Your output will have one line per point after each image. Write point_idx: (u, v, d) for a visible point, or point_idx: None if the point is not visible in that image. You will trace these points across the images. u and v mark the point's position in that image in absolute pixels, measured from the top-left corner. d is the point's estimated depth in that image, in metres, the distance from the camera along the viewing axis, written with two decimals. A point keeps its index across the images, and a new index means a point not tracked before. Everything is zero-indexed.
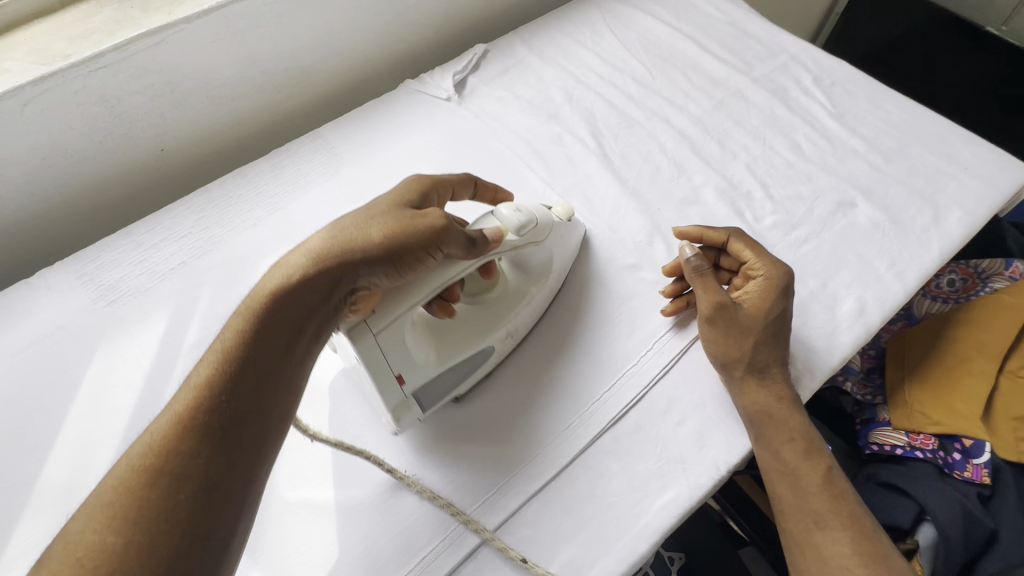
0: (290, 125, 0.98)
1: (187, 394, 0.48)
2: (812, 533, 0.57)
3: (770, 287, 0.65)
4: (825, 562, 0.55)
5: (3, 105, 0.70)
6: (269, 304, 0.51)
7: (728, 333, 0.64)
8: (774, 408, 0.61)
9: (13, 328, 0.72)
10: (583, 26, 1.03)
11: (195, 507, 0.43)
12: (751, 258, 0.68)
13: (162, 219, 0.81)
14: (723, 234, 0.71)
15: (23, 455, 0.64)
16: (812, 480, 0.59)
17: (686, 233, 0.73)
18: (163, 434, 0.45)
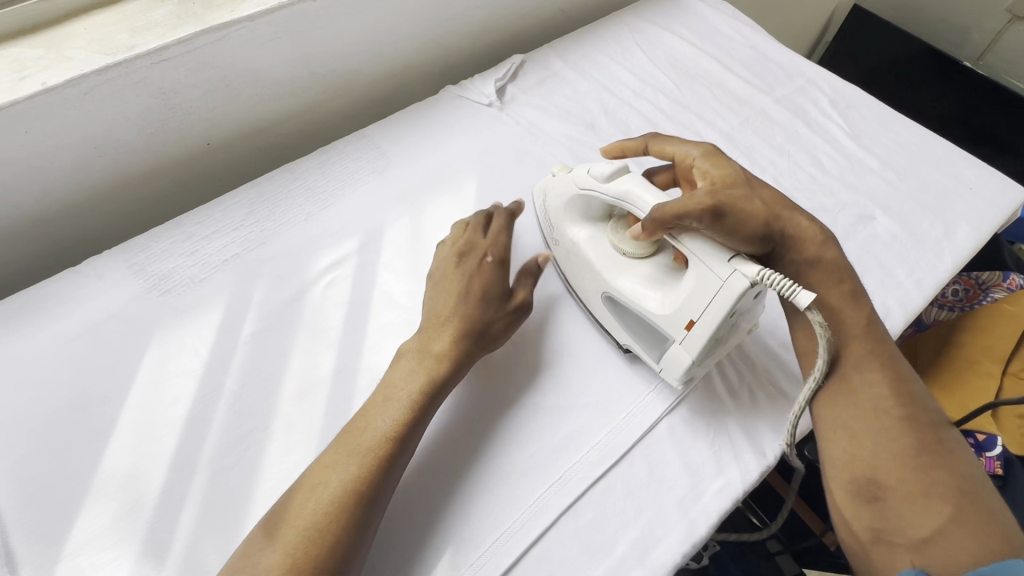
0: (331, 124, 1.00)
1: (356, 440, 0.59)
2: (850, 374, 0.61)
3: (711, 153, 0.70)
4: (859, 399, 0.59)
5: (66, 92, 0.70)
6: (428, 374, 0.64)
7: (735, 223, 0.62)
8: (819, 257, 0.67)
9: (63, 316, 0.71)
10: (614, 42, 1.08)
11: (353, 533, 0.54)
12: (674, 150, 0.73)
13: (213, 210, 0.82)
14: (637, 143, 0.77)
15: (82, 443, 0.64)
16: (855, 323, 0.64)
17: (610, 150, 0.78)
18: (337, 478, 0.56)
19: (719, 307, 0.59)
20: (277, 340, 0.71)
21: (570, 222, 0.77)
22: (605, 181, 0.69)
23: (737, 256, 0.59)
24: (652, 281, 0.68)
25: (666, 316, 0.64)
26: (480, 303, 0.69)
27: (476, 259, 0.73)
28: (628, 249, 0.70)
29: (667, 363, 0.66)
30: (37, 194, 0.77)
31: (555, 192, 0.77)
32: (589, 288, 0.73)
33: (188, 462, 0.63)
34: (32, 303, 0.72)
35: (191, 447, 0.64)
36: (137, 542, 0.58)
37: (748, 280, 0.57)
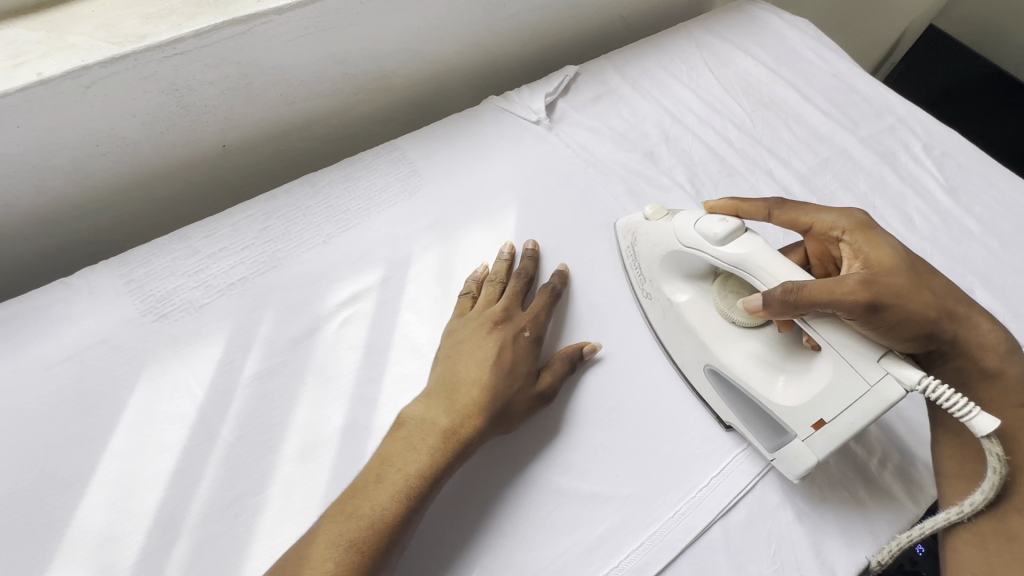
0: (360, 129, 0.90)
1: (348, 518, 0.51)
2: (1018, 499, 0.54)
3: (865, 226, 0.58)
4: (1018, 534, 0.53)
5: (64, 85, 0.61)
6: (437, 447, 0.55)
7: (893, 319, 0.53)
8: (973, 347, 0.58)
9: (48, 336, 0.64)
10: (679, 58, 0.96)
11: None
12: (814, 219, 0.61)
13: (223, 224, 0.74)
14: (759, 205, 0.64)
15: (54, 491, 0.56)
16: (1006, 414, 0.57)
17: (718, 208, 0.65)
18: (321, 564, 0.49)
19: (863, 415, 0.51)
20: (281, 384, 0.63)
21: (667, 281, 0.67)
22: (718, 243, 0.58)
23: (888, 355, 0.51)
24: (769, 361, 0.59)
25: (791, 410, 0.55)
26: (506, 384, 0.60)
27: (510, 328, 0.64)
28: (737, 317, 0.62)
29: (780, 457, 0.58)
30: (30, 193, 0.69)
31: (653, 238, 0.67)
32: (687, 354, 0.65)
33: (169, 526, 0.55)
34: (15, 319, 0.65)
35: (175, 508, 0.56)
36: None
37: (903, 389, 0.50)
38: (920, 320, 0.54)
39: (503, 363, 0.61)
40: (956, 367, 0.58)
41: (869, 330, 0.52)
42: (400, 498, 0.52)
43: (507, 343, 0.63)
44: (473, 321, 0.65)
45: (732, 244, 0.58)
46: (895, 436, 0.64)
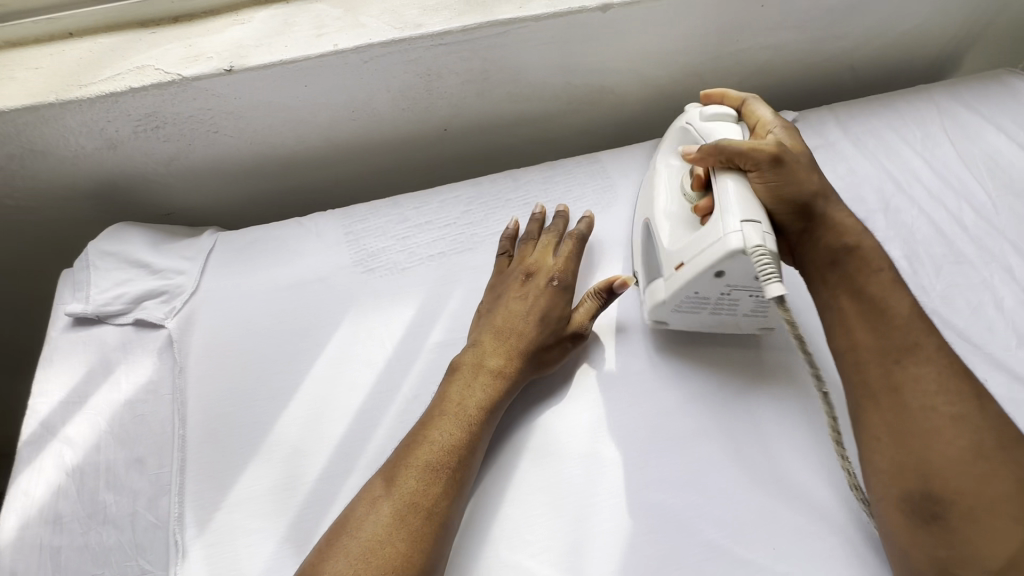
0: (561, 137, 0.94)
1: (424, 449, 0.56)
2: (892, 370, 0.54)
3: (793, 130, 0.67)
4: (907, 409, 0.52)
5: (350, 57, 0.71)
6: (494, 384, 0.61)
7: (786, 178, 0.61)
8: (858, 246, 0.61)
9: (281, 265, 0.75)
10: (914, 122, 0.88)
11: (437, 544, 0.52)
12: (767, 117, 0.68)
13: (432, 199, 0.81)
14: (740, 98, 0.71)
15: (263, 398, 0.65)
16: (897, 314, 0.56)
17: (709, 94, 0.73)
18: (410, 486, 0.54)
19: (709, 257, 0.58)
20: None
21: (666, 156, 0.74)
22: (704, 120, 0.68)
23: (752, 221, 0.57)
24: (678, 219, 0.66)
25: (669, 254, 0.63)
26: (535, 331, 0.64)
27: (542, 279, 0.68)
28: (687, 192, 0.67)
29: (648, 293, 0.66)
30: (290, 141, 0.81)
31: (670, 130, 0.75)
32: (640, 214, 0.74)
33: (347, 457, 0.61)
34: (260, 244, 0.77)
35: (355, 443, 0.62)
36: (284, 521, 0.58)
37: (743, 245, 0.56)
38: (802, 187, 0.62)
39: (535, 312, 0.65)
40: (824, 248, 0.62)
41: (767, 186, 0.61)
42: (464, 431, 0.58)
43: (534, 293, 0.67)
44: (510, 278, 0.69)
45: (716, 122, 0.68)
46: None
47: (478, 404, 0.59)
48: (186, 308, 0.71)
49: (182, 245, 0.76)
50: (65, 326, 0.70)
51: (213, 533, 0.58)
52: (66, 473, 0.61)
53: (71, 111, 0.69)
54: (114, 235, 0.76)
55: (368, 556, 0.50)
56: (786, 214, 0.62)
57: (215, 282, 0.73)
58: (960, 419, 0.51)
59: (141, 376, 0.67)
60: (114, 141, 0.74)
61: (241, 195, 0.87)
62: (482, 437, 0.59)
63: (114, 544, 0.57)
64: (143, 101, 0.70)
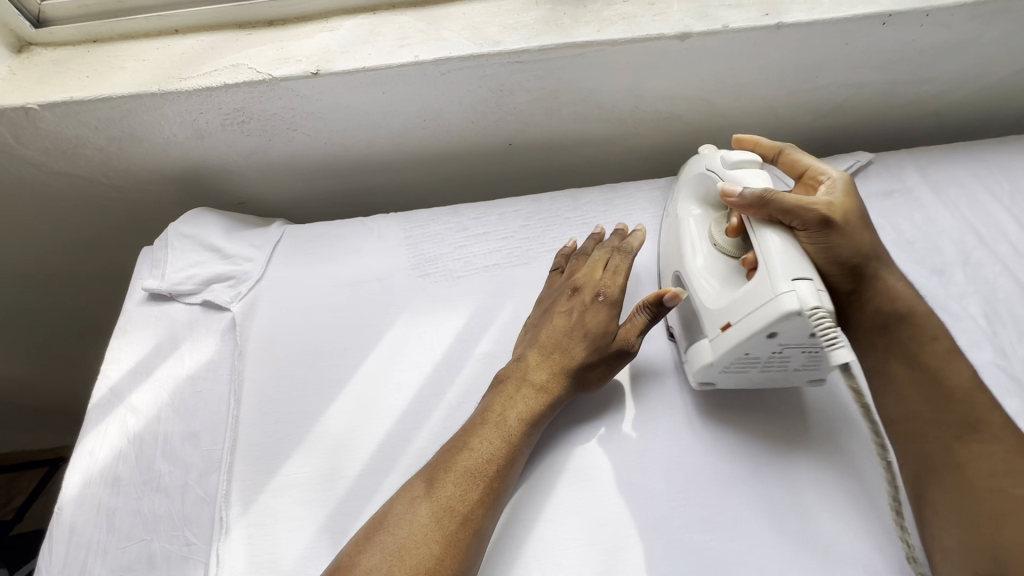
0: (624, 159, 0.93)
1: (463, 458, 0.56)
2: (954, 446, 0.53)
3: (845, 181, 0.63)
4: (974, 490, 0.51)
5: (429, 69, 0.73)
6: (533, 399, 0.61)
7: (839, 240, 0.58)
8: (909, 313, 0.58)
9: (342, 261, 0.77)
10: (1003, 174, 0.83)
11: (469, 556, 0.52)
12: (811, 166, 0.65)
13: (491, 211, 0.82)
14: (774, 145, 0.69)
15: (314, 388, 0.67)
16: (955, 384, 0.55)
17: (741, 139, 0.71)
18: (446, 493, 0.54)
19: (760, 319, 0.53)
20: None
21: (687, 202, 0.71)
22: (729, 167, 0.65)
23: (804, 280, 0.53)
24: (722, 273, 0.62)
25: (713, 313, 0.59)
26: (576, 347, 0.63)
27: (586, 296, 0.66)
28: (720, 241, 0.64)
29: (692, 356, 0.62)
30: (362, 144, 0.84)
31: (686, 171, 0.73)
32: (668, 264, 0.70)
33: (388, 456, 0.62)
34: (324, 240, 0.80)
35: (397, 442, 0.63)
36: (323, 512, 0.59)
37: (798, 306, 0.51)
38: (855, 248, 0.58)
39: (577, 328, 0.64)
40: (876, 312, 0.59)
41: (817, 245, 0.58)
42: (503, 443, 0.57)
43: (578, 309, 0.66)
44: (556, 294, 0.68)
45: (741, 170, 0.64)
46: None
47: (517, 416, 0.59)
48: (251, 294, 0.75)
49: (254, 234, 0.80)
50: (141, 300, 0.75)
51: (255, 514, 0.59)
52: (127, 439, 0.64)
53: (170, 101, 0.73)
54: (191, 219, 0.81)
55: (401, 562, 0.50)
56: (836, 275, 0.59)
57: (279, 272, 0.76)
58: None
59: (203, 354, 0.70)
60: (203, 131, 0.78)
61: (310, 191, 0.91)
62: (520, 451, 0.58)
63: (164, 512, 0.60)
64: (235, 97, 0.74)
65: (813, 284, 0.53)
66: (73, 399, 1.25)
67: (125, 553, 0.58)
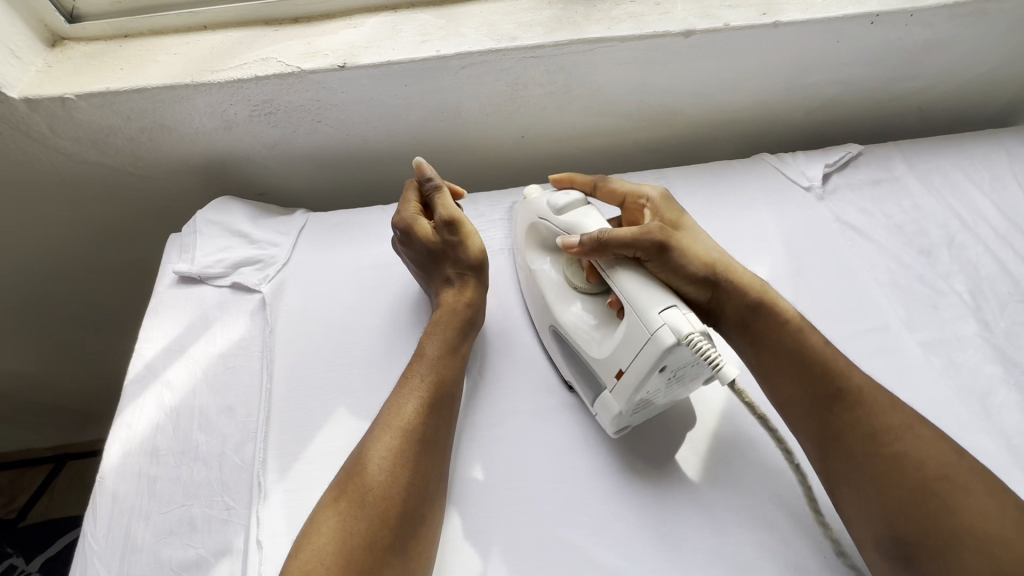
0: (629, 152, 0.98)
1: (404, 391, 0.62)
2: (831, 420, 0.58)
3: (664, 197, 0.71)
4: (858, 460, 0.55)
5: (450, 63, 0.78)
6: (439, 326, 0.67)
7: (677, 262, 0.61)
8: (759, 305, 0.63)
9: (367, 246, 0.81)
10: (983, 164, 0.89)
11: (428, 472, 0.58)
12: (635, 189, 0.72)
13: (506, 200, 0.87)
14: (590, 179, 0.76)
15: (343, 363, 0.71)
16: (819, 362, 0.60)
17: (559, 179, 0.76)
18: (399, 419, 0.59)
19: (646, 359, 0.55)
20: (525, 346, 0.72)
21: (532, 254, 0.74)
22: (558, 214, 0.67)
23: (670, 310, 0.54)
24: (598, 318, 0.65)
25: (603, 362, 0.61)
26: (437, 271, 0.71)
27: (405, 248, 0.72)
28: (581, 285, 0.67)
29: (601, 406, 0.62)
30: (383, 137, 0.88)
31: (523, 217, 0.74)
32: (542, 319, 0.71)
33: None
34: (348, 226, 0.83)
35: None
36: None
37: (675, 338, 0.53)
38: (699, 262, 0.62)
39: (423, 263, 0.72)
40: (735, 313, 0.63)
41: (663, 271, 0.61)
42: (434, 370, 0.64)
43: (413, 259, 0.72)
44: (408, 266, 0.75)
45: (569, 214, 0.66)
46: None
47: (438, 347, 0.65)
48: (278, 277, 0.78)
49: (278, 221, 0.84)
50: (171, 283, 0.78)
51: (292, 480, 0.62)
52: (165, 412, 0.67)
53: (201, 93, 0.77)
54: (218, 207, 0.84)
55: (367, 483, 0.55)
56: (691, 289, 0.63)
57: (305, 257, 0.80)
58: (902, 454, 0.54)
59: (234, 333, 0.73)
60: (230, 123, 0.82)
61: (330, 182, 0.95)
62: (450, 374, 0.64)
63: (203, 480, 0.62)
64: (264, 89, 0.78)
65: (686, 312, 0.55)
66: (84, 396, 1.25)
67: (167, 518, 0.60)
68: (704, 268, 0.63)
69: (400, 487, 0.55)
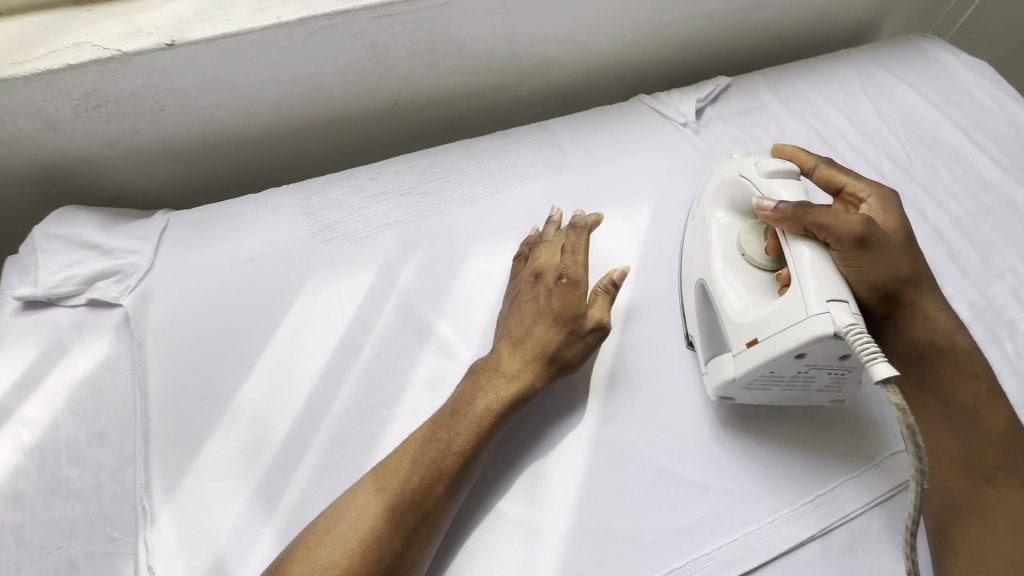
0: (513, 107, 0.96)
1: (433, 445, 0.56)
2: (982, 489, 0.56)
3: (887, 200, 0.65)
4: (997, 529, 0.54)
5: (294, 30, 0.72)
6: (506, 386, 0.60)
7: (871, 262, 0.58)
8: (937, 338, 0.61)
9: (237, 240, 0.75)
10: (838, 83, 0.94)
11: (409, 537, 0.52)
12: (853, 182, 0.67)
13: (386, 170, 0.82)
14: (811, 160, 0.70)
15: (226, 367, 0.66)
16: (991, 429, 0.58)
17: (780, 149, 0.73)
18: (407, 474, 0.54)
19: (792, 338, 0.54)
20: (419, 319, 0.70)
21: (712, 203, 0.70)
22: (765, 176, 0.65)
23: (837, 300, 0.54)
24: (751, 289, 0.63)
25: (738, 325, 0.60)
26: (553, 323, 0.64)
27: (549, 276, 0.66)
28: (750, 253, 0.65)
29: (715, 367, 0.62)
30: (241, 119, 0.81)
31: (716, 175, 0.72)
32: (692, 271, 0.69)
33: (312, 418, 0.63)
34: (215, 221, 0.77)
35: (320, 404, 0.64)
36: (255, 481, 0.60)
37: (833, 329, 0.53)
38: (892, 274, 0.59)
39: (557, 308, 0.64)
40: (909, 339, 0.61)
41: (850, 265, 0.57)
42: (476, 429, 0.58)
43: (545, 292, 0.66)
44: (520, 284, 0.68)
45: (777, 180, 0.64)
46: None
47: (488, 408, 0.59)
48: (141, 286, 0.71)
49: (135, 226, 0.76)
50: (14, 311, 0.69)
51: (181, 497, 0.58)
52: (25, 453, 0.60)
53: (6, 90, 0.67)
54: (60, 219, 0.75)
55: (352, 541, 0.51)
56: (872, 298, 0.59)
57: (169, 259, 0.73)
58: None
59: (98, 354, 0.67)
60: (54, 121, 0.72)
61: (193, 175, 0.87)
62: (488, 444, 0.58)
63: (80, 516, 0.57)
64: (84, 80, 0.69)
65: (852, 311, 0.54)
66: None
67: (43, 564, 0.55)
68: (892, 281, 0.59)
69: (374, 548, 0.51)
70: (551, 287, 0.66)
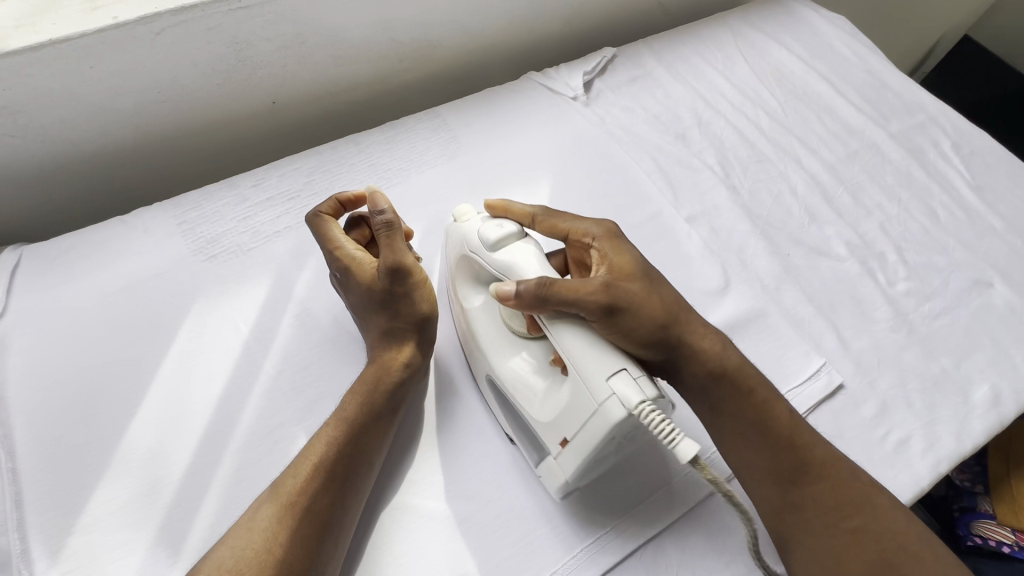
0: (401, 96, 0.93)
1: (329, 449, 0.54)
2: (790, 490, 0.55)
3: (613, 235, 0.60)
4: (814, 526, 0.54)
5: (137, 30, 0.65)
6: (364, 381, 0.59)
7: (627, 322, 0.54)
8: (720, 369, 0.58)
9: (105, 268, 0.68)
10: (716, 46, 0.98)
11: (318, 550, 0.50)
12: (570, 224, 0.61)
13: (269, 174, 0.77)
14: (526, 210, 0.64)
15: (108, 409, 0.60)
16: (780, 424, 0.57)
17: (492, 206, 0.64)
18: (310, 486, 0.52)
19: (593, 432, 0.50)
20: (322, 328, 0.67)
21: (461, 285, 0.64)
22: (492, 249, 0.57)
23: (617, 372, 0.48)
24: (542, 370, 0.58)
25: (546, 425, 0.54)
26: (371, 307, 0.61)
27: (341, 283, 0.62)
28: (521, 331, 0.59)
29: (542, 468, 0.57)
30: (92, 134, 0.73)
31: (450, 244, 0.64)
32: (478, 363, 0.63)
33: (214, 447, 0.59)
34: (77, 249, 0.69)
35: (221, 432, 0.60)
36: (155, 526, 0.55)
37: (625, 410, 0.47)
38: (652, 322, 0.55)
39: (360, 298, 0.61)
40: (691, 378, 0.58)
41: (610, 331, 0.53)
42: (343, 424, 0.56)
43: (351, 295, 0.62)
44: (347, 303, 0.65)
45: (502, 252, 0.57)
46: (918, 413, 0.65)
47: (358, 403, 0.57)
48: None
49: None
50: None
51: (69, 559, 0.53)
52: None
53: None
54: None
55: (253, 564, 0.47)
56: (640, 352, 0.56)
57: (24, 299, 0.64)
58: (862, 530, 0.53)
59: None
60: None
61: (47, 201, 0.78)
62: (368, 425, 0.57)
63: None
64: None
65: (634, 373, 0.49)
66: None
67: None
68: (654, 328, 0.55)
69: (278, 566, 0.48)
70: (349, 286, 0.62)
